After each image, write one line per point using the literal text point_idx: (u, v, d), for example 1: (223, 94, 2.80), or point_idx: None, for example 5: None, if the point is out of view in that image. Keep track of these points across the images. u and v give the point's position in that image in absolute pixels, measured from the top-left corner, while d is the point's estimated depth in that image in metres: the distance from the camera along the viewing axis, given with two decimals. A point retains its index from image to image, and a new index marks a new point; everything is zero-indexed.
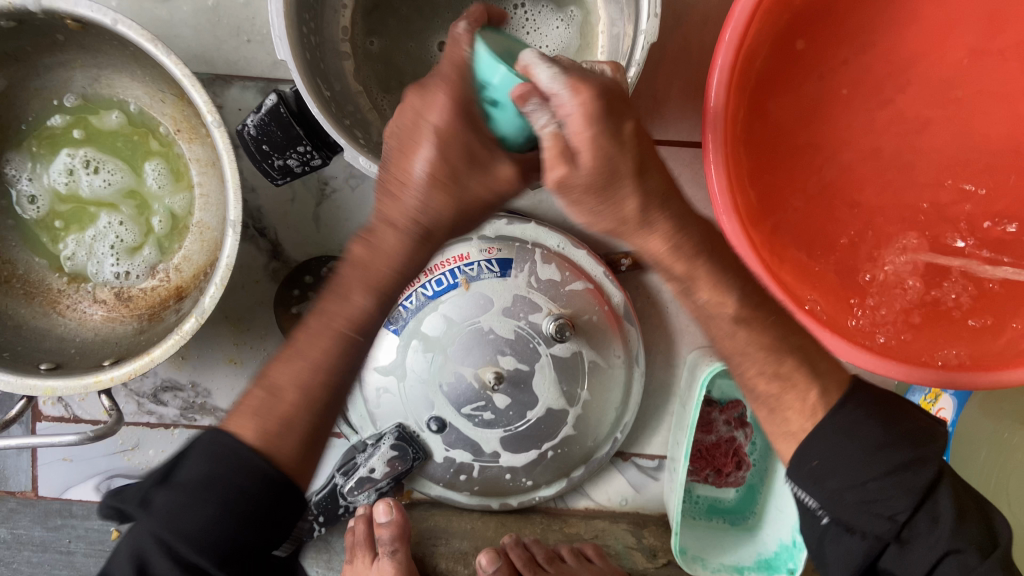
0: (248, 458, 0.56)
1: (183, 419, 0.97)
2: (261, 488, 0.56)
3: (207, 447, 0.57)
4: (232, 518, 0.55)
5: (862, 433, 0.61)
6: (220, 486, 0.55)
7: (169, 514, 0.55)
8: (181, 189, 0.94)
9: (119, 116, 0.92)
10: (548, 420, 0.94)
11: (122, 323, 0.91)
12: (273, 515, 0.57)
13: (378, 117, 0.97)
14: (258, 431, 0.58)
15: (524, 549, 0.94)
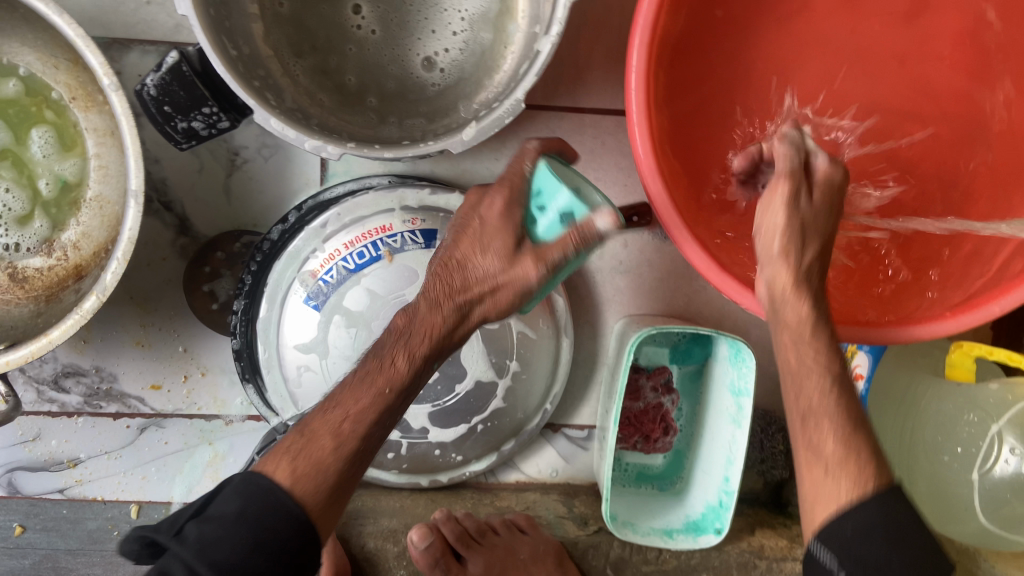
0: (279, 498, 0.57)
1: (87, 407, 0.94)
2: (290, 533, 0.56)
3: (245, 486, 0.58)
4: (259, 555, 0.54)
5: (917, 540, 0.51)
6: (251, 520, 0.55)
7: (203, 545, 0.55)
8: (71, 156, 0.89)
9: (15, 84, 0.86)
10: (477, 394, 0.89)
11: (17, 305, 0.88)
12: (300, 563, 0.57)
13: (289, 83, 0.86)
14: (294, 470, 0.59)
15: (456, 524, 0.86)
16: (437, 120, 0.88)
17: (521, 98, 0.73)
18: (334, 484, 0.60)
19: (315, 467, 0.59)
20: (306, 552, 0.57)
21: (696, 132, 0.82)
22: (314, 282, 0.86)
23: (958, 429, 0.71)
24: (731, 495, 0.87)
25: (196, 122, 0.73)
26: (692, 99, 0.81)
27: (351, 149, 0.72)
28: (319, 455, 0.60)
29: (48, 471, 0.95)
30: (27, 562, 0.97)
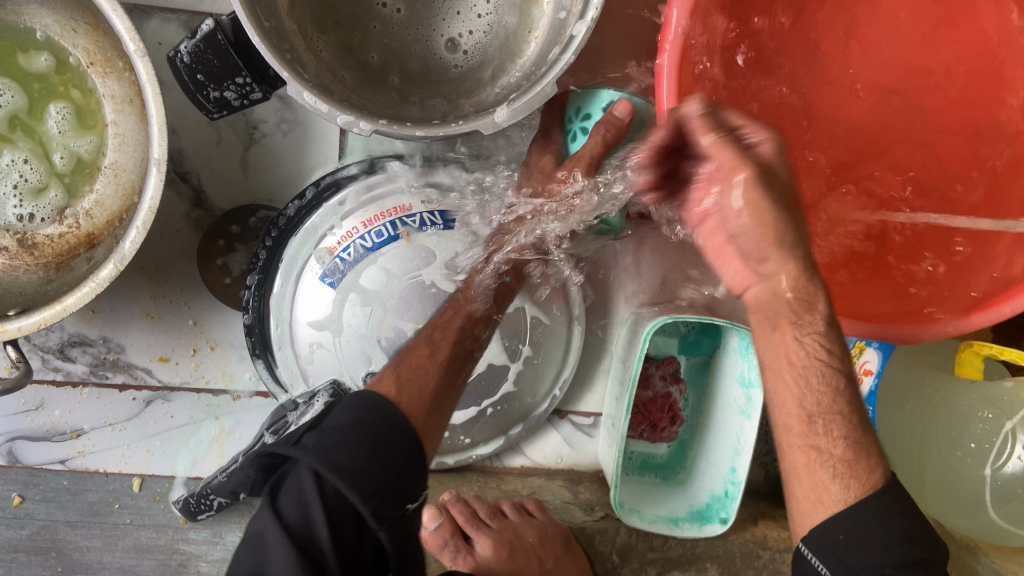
0: (391, 414, 0.69)
1: (93, 377, 0.93)
2: (400, 443, 0.68)
3: (357, 404, 0.69)
4: (377, 458, 0.66)
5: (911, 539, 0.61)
6: (367, 428, 0.67)
7: (325, 447, 0.65)
8: (87, 134, 0.88)
9: (48, 59, 0.85)
10: (489, 377, 0.89)
11: (26, 272, 0.86)
12: (408, 470, 0.68)
13: (313, 57, 0.84)
14: (398, 385, 0.72)
15: (465, 505, 0.87)
16: (461, 100, 0.87)
17: (555, 82, 0.73)
18: (428, 397, 0.74)
19: (420, 378, 0.74)
20: (412, 462, 0.68)
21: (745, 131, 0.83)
22: (330, 258, 0.85)
23: (971, 426, 0.73)
24: (738, 486, 0.88)
25: (228, 92, 0.73)
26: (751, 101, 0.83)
27: (381, 125, 0.72)
28: (416, 364, 0.75)
29: (50, 441, 0.94)
30: (24, 533, 0.95)
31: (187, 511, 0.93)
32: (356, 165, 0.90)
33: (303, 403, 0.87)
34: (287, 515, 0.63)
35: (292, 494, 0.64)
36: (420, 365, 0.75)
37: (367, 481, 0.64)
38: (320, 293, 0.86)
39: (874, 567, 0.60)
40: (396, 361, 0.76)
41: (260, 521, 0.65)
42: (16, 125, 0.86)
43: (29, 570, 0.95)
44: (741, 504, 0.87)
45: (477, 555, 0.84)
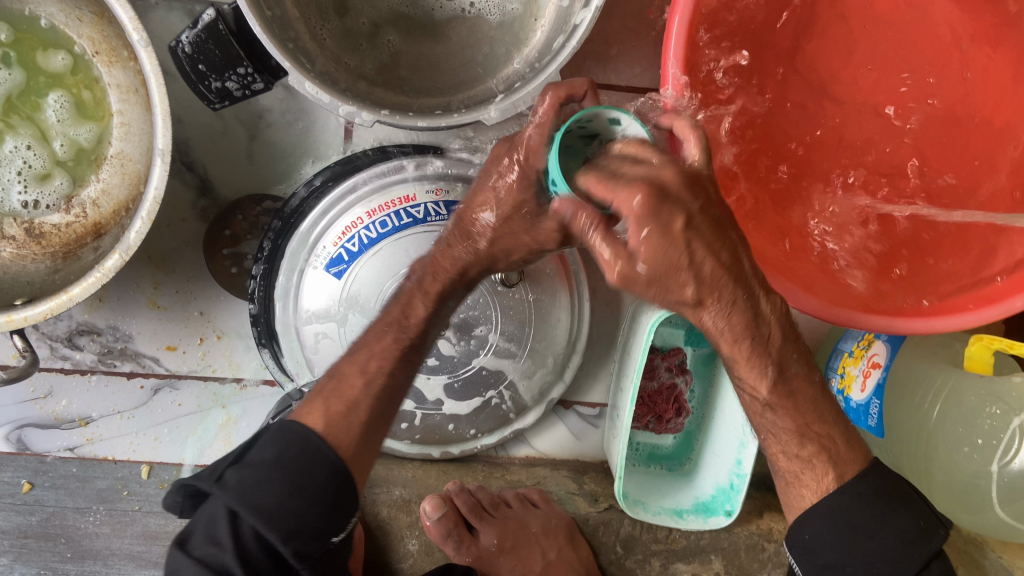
0: (321, 448, 0.63)
1: (101, 365, 0.94)
2: (328, 478, 0.62)
3: (284, 436, 0.63)
4: (299, 495, 0.60)
5: (897, 521, 0.61)
6: (290, 465, 0.61)
7: (246, 487, 0.60)
8: (86, 122, 0.87)
9: (64, 58, 0.85)
10: (494, 369, 0.88)
11: (34, 261, 0.87)
12: (339, 505, 0.62)
13: (318, 47, 0.83)
14: (328, 418, 0.66)
15: (470, 496, 0.87)
16: (462, 92, 0.86)
17: (555, 73, 0.73)
18: (362, 421, 0.67)
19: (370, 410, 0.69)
20: (341, 494, 0.63)
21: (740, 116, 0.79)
22: (335, 248, 0.85)
23: (980, 421, 0.72)
24: (743, 479, 0.87)
25: (230, 82, 0.73)
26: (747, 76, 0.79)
27: (383, 116, 0.72)
28: (351, 396, 0.68)
29: (58, 429, 0.95)
30: (34, 520, 0.96)
31: None
32: (362, 155, 0.90)
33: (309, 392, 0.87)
34: (201, 558, 0.59)
35: (204, 528, 0.60)
36: (356, 397, 0.67)
37: (289, 522, 0.59)
38: (325, 284, 0.86)
39: (839, 564, 0.61)
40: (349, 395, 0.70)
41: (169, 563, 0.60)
42: (16, 111, 0.86)
43: (40, 556, 0.96)
44: (747, 497, 0.87)
45: (479, 543, 0.86)
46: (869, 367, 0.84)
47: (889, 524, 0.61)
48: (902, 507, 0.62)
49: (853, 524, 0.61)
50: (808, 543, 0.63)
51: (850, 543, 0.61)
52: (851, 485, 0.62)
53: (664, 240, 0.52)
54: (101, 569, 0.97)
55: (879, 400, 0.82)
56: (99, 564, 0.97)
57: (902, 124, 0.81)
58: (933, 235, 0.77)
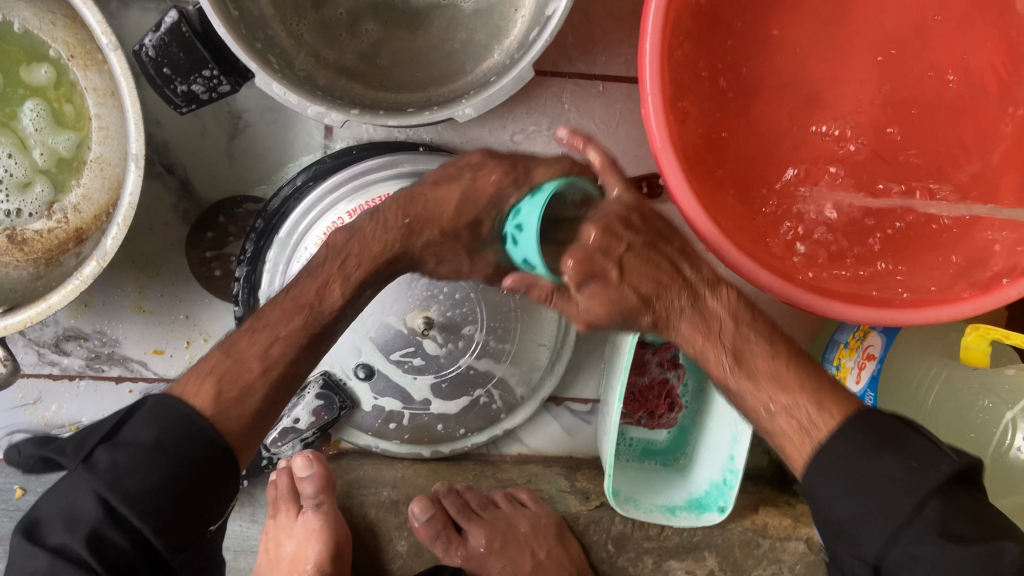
0: (201, 429, 0.59)
1: (89, 370, 0.94)
2: (208, 461, 0.58)
3: (160, 414, 0.59)
4: (175, 481, 0.57)
5: (882, 466, 0.55)
6: (170, 450, 0.57)
7: (116, 474, 0.56)
8: (64, 130, 0.87)
9: (48, 70, 0.85)
10: (481, 367, 0.86)
11: (17, 268, 0.87)
12: (216, 488, 0.59)
13: (294, 42, 0.81)
14: (213, 395, 0.61)
15: (457, 496, 0.90)
16: (445, 86, 0.83)
17: (528, 67, 0.71)
18: (258, 408, 0.63)
19: None
20: (221, 476, 0.59)
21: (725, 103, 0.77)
22: (317, 249, 0.84)
23: (974, 415, 0.70)
24: (737, 475, 0.86)
25: (196, 86, 0.72)
26: (726, 60, 0.76)
27: (354, 116, 0.71)
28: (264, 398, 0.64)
29: (49, 434, 0.95)
30: None
31: None
32: (343, 153, 0.89)
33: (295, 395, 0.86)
34: (56, 546, 0.55)
35: (61, 513, 0.56)
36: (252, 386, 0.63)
37: (162, 510, 0.56)
38: None
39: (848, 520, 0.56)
40: None
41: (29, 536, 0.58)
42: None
43: None
44: (740, 492, 0.85)
45: (467, 543, 0.89)
46: (863, 359, 0.82)
47: (876, 471, 0.55)
48: (885, 450, 0.56)
49: (854, 482, 0.56)
50: (836, 524, 0.57)
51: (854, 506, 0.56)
52: (827, 448, 0.58)
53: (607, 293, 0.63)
54: None
55: (875, 392, 0.79)
56: None
57: (898, 103, 0.77)
58: (926, 228, 0.75)
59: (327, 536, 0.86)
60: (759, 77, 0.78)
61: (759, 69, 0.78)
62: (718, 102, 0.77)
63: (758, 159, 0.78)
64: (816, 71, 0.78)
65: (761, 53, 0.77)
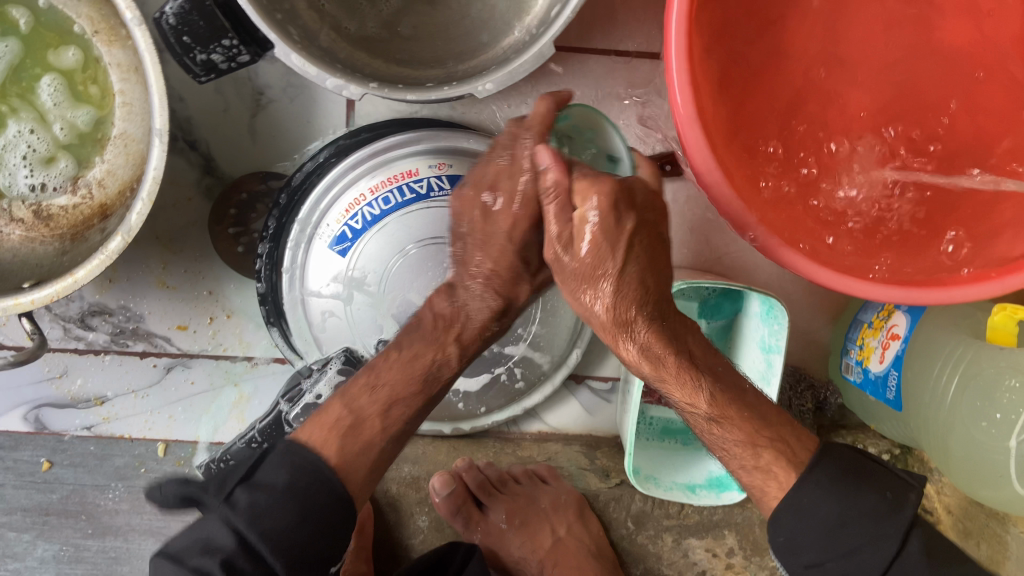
0: (332, 481, 0.62)
1: (114, 345, 0.95)
2: (334, 508, 0.61)
3: (292, 459, 0.62)
4: (304, 524, 0.59)
5: (865, 501, 0.63)
6: (301, 494, 0.60)
7: (259, 511, 0.59)
8: (84, 105, 0.87)
9: (76, 53, 0.86)
10: (503, 340, 0.86)
11: (42, 243, 0.88)
12: (339, 533, 0.62)
13: (316, 17, 0.80)
14: (338, 448, 0.64)
15: (479, 473, 0.90)
16: (464, 61, 0.83)
17: (549, 44, 0.71)
18: None
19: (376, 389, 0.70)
20: (342, 524, 0.62)
21: (751, 75, 0.76)
22: (339, 225, 0.84)
23: (1000, 395, 0.70)
24: (756, 452, 0.85)
25: (215, 54, 0.72)
26: (754, 28, 0.75)
27: (372, 89, 0.71)
28: None
29: (75, 407, 0.96)
30: (55, 497, 0.98)
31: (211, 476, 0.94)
32: (363, 130, 0.88)
33: (318, 370, 0.86)
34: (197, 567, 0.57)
35: (197, 542, 0.59)
36: None
37: (293, 552, 0.59)
38: (330, 261, 0.85)
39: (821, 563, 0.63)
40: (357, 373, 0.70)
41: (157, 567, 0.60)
42: (11, 93, 0.86)
43: (61, 532, 0.99)
44: (761, 470, 0.85)
45: (488, 519, 0.90)
46: (889, 339, 0.82)
47: (859, 506, 0.63)
48: (865, 484, 0.64)
49: (820, 510, 0.64)
50: (786, 544, 0.65)
51: (821, 530, 0.64)
52: (807, 475, 0.65)
53: (607, 239, 0.60)
54: (122, 544, 1.00)
55: (898, 372, 0.81)
56: (120, 540, 1.00)
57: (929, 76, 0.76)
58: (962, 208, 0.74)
59: None
60: (787, 47, 0.76)
61: (788, 40, 0.76)
62: (743, 75, 0.76)
63: (786, 135, 0.77)
64: (847, 41, 0.76)
65: (791, 22, 0.76)
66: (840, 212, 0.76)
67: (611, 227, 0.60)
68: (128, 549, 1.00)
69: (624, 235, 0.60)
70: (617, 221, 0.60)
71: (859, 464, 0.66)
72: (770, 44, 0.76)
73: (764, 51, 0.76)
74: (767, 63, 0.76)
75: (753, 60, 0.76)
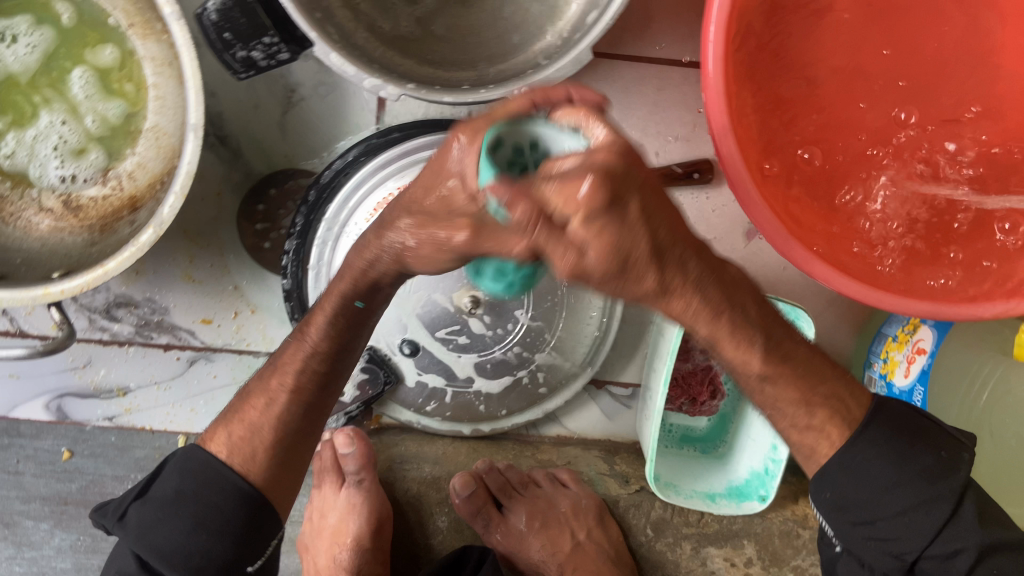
0: (225, 476, 0.65)
1: (139, 337, 0.95)
2: (234, 507, 0.65)
3: (187, 466, 0.67)
4: (200, 529, 0.64)
5: (918, 459, 0.62)
6: (192, 501, 0.65)
7: (144, 528, 0.65)
8: (115, 98, 0.87)
9: (113, 52, 0.86)
10: (527, 342, 0.86)
11: (71, 233, 0.88)
12: (250, 530, 0.66)
13: (351, 16, 0.80)
14: (235, 444, 0.68)
15: (498, 474, 0.91)
16: (497, 64, 0.83)
17: (588, 50, 0.71)
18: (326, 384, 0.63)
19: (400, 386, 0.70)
20: (254, 520, 0.66)
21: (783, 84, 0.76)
22: (366, 224, 0.84)
23: None
24: (777, 463, 0.86)
25: (255, 52, 0.72)
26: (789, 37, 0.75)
27: (409, 90, 0.72)
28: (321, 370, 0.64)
29: (97, 398, 0.97)
30: (75, 486, 0.99)
31: None
32: (393, 129, 0.88)
33: None
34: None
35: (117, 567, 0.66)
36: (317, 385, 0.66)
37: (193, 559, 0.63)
38: None
39: (870, 522, 0.63)
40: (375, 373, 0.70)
41: None
42: (42, 84, 0.86)
43: (80, 522, 0.99)
44: (781, 481, 0.85)
45: (508, 521, 0.91)
46: (913, 353, 0.81)
47: (911, 462, 0.62)
48: (920, 442, 0.63)
49: (868, 473, 0.62)
50: (832, 501, 0.64)
51: (870, 493, 0.62)
52: (861, 436, 0.63)
53: (618, 229, 0.41)
54: None
55: (923, 387, 0.79)
56: None
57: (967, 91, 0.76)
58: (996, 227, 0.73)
59: (367, 511, 0.87)
60: (819, 57, 0.76)
61: (823, 50, 0.76)
62: (778, 82, 0.75)
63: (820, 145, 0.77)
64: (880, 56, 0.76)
65: (827, 32, 0.76)
66: (870, 226, 0.75)
67: (616, 216, 0.41)
68: None
69: (633, 218, 0.42)
70: (620, 206, 0.41)
71: (914, 421, 0.64)
72: (804, 53, 0.76)
73: (798, 61, 0.76)
74: (800, 70, 0.76)
75: (787, 70, 0.76)
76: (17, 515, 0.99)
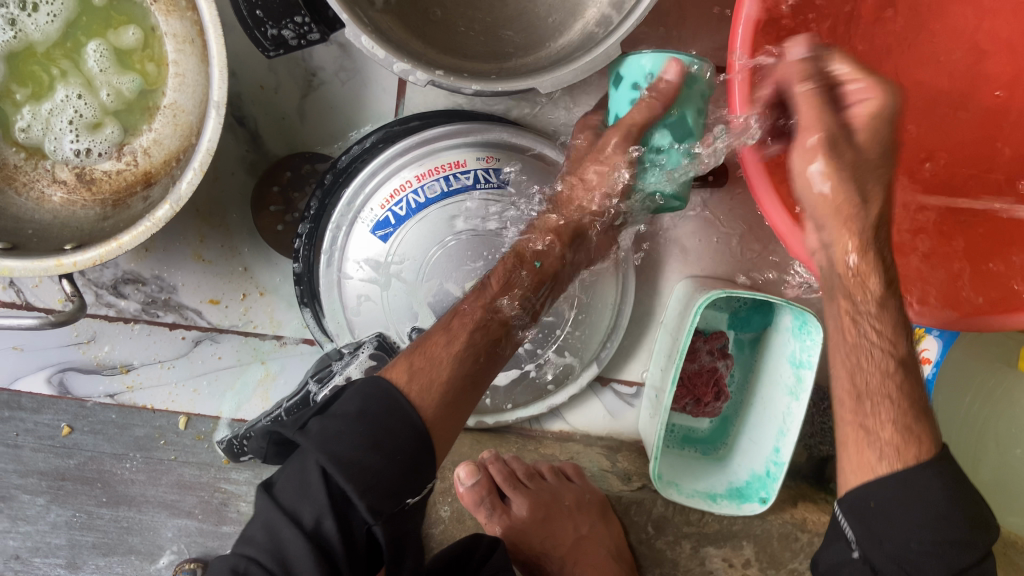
0: (404, 406, 0.66)
1: (144, 314, 0.94)
2: (408, 436, 0.65)
3: (366, 391, 0.67)
4: (377, 448, 0.63)
5: None
6: (371, 418, 0.64)
7: (328, 437, 0.63)
8: (129, 72, 0.87)
9: (136, 31, 0.86)
10: (539, 337, 0.86)
11: (84, 207, 0.88)
12: (418, 466, 0.65)
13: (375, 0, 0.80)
14: (412, 380, 0.68)
15: (504, 465, 0.90)
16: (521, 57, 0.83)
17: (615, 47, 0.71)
18: None
19: (433, 367, 0.70)
20: (419, 457, 0.65)
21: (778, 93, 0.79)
22: (382, 211, 0.83)
23: None
24: (779, 466, 0.86)
25: (286, 30, 0.74)
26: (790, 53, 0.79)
27: (438, 77, 0.71)
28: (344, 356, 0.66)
29: (100, 374, 0.96)
30: (72, 462, 0.98)
31: (230, 452, 0.95)
32: (411, 118, 0.89)
33: (348, 352, 0.88)
34: (287, 503, 0.63)
35: (293, 484, 0.64)
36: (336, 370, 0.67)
37: (366, 475, 0.62)
38: (371, 244, 0.84)
39: None
40: (411, 349, 0.72)
41: (261, 514, 0.64)
42: (61, 58, 0.86)
43: (76, 498, 0.99)
44: (781, 484, 0.86)
45: (511, 512, 0.89)
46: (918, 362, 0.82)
47: None
48: None
49: None
50: None
51: None
52: None
53: None
54: (135, 514, 1.00)
55: None
56: (133, 510, 1.00)
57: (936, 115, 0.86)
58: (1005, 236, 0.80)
59: None
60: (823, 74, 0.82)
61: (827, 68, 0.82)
62: None
63: None
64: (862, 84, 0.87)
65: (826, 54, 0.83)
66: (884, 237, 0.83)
67: None
68: (140, 520, 1.01)
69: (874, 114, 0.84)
70: None
71: None
72: None
73: None
74: None
75: None
76: (14, 489, 0.99)
